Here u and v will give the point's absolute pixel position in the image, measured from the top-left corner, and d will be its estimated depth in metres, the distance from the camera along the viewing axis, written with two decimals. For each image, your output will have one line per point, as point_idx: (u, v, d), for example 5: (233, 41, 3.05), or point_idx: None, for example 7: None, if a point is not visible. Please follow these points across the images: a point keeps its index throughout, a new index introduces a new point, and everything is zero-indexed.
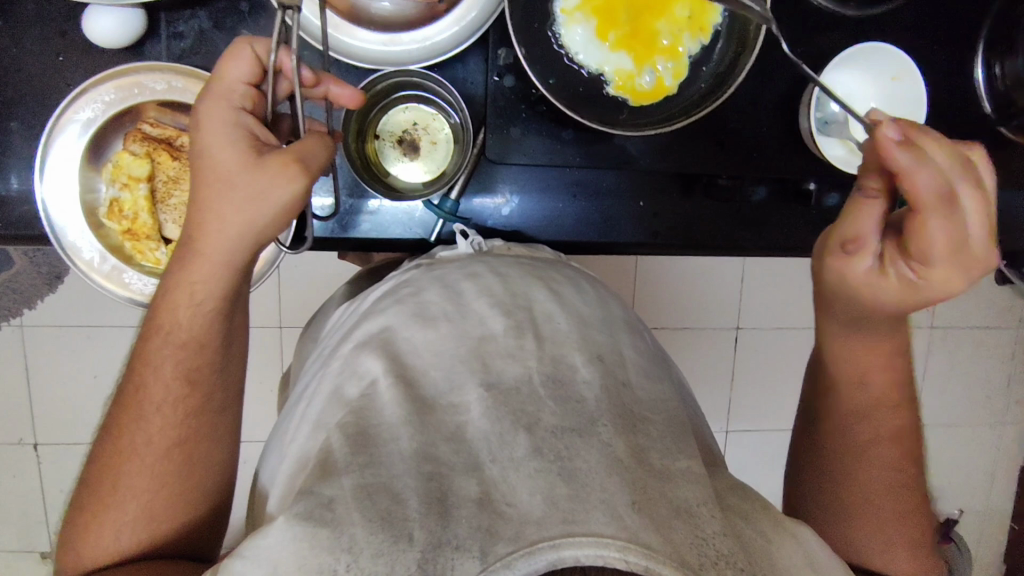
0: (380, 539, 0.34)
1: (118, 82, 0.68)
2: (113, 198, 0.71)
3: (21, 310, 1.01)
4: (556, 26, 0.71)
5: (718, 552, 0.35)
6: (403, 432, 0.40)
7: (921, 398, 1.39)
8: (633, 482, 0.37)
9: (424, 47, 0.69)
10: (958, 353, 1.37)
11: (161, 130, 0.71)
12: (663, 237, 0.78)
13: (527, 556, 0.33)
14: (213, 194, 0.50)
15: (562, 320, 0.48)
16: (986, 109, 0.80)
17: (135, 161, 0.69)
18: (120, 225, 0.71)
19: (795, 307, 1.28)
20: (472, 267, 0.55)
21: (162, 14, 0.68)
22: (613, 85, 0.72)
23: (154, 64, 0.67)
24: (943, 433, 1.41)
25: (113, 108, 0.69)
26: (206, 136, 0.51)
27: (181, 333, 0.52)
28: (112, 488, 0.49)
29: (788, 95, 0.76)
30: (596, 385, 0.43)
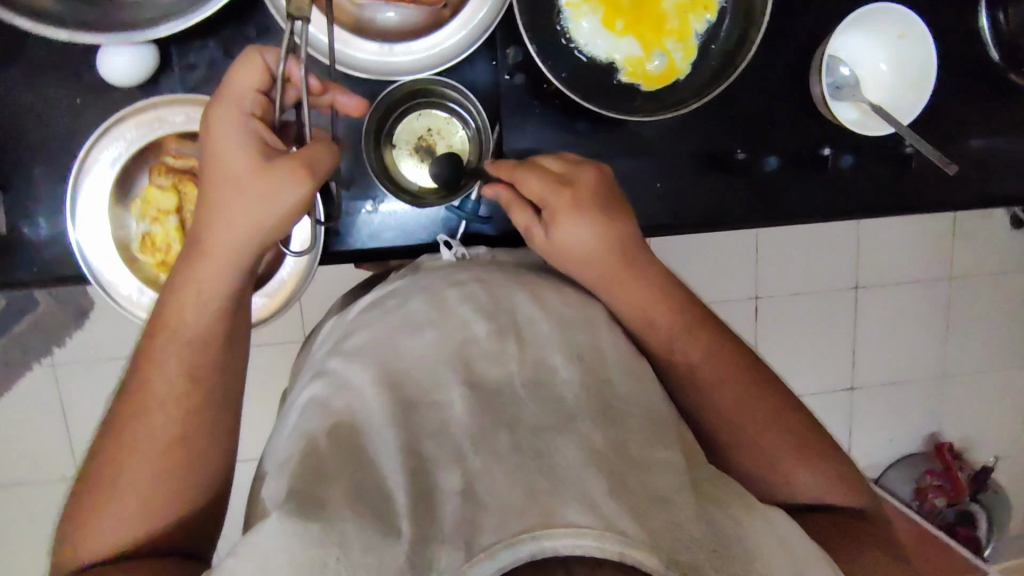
0: (369, 534, 0.38)
1: (139, 120, 0.70)
2: (144, 233, 0.73)
3: (51, 350, 1.06)
4: (564, 20, 0.72)
5: (691, 536, 0.40)
6: (389, 428, 0.44)
7: (949, 351, 1.38)
8: (609, 471, 0.42)
9: (433, 54, 0.70)
10: (979, 302, 1.36)
11: (185, 161, 0.73)
12: (683, 218, 0.77)
13: (508, 546, 0.37)
14: (226, 195, 0.56)
15: (544, 323, 0.52)
16: (995, 57, 0.80)
17: (163, 194, 0.72)
18: (154, 258, 0.73)
19: (813, 273, 1.28)
20: (456, 275, 0.58)
21: (174, 48, 0.71)
22: (624, 72, 0.73)
23: (172, 98, 0.69)
24: (972, 383, 1.41)
25: (135, 145, 0.71)
26: (219, 139, 0.57)
27: (187, 331, 0.56)
28: (111, 484, 0.52)
29: (788, 67, 0.77)
30: (576, 384, 0.48)
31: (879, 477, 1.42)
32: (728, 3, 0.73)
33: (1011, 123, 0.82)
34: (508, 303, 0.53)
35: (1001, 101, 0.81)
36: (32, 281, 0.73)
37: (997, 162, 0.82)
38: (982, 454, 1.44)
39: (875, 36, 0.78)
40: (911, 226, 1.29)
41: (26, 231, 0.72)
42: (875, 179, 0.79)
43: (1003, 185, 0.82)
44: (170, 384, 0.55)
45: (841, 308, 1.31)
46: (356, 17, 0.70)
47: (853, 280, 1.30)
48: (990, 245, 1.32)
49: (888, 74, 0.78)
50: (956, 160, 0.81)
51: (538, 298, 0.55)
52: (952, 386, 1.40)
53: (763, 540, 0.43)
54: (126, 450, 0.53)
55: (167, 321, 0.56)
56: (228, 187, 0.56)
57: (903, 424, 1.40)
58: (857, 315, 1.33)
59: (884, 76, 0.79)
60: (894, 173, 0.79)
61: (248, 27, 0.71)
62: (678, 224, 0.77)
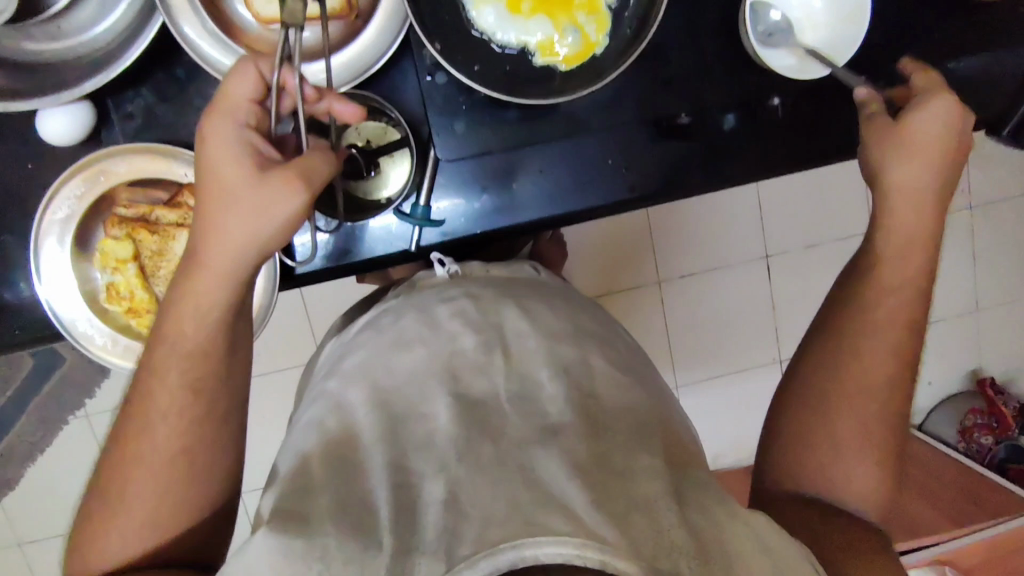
0: (350, 548, 0.36)
1: (83, 175, 0.70)
2: (109, 283, 0.75)
3: (84, 401, 1.12)
4: (467, 12, 0.70)
5: (673, 541, 0.35)
6: (376, 448, 0.42)
7: (979, 282, 1.31)
8: (593, 483, 0.38)
9: (343, 69, 0.69)
10: (1005, 227, 1.28)
11: (135, 209, 0.74)
12: (642, 190, 0.75)
13: (489, 556, 0.33)
14: (220, 208, 0.52)
15: (532, 337, 0.48)
16: None
17: (118, 244, 0.73)
18: (120, 306, 0.75)
19: (821, 221, 1.23)
20: (448, 291, 0.55)
21: (109, 100, 0.71)
22: (539, 55, 0.71)
23: (111, 149, 0.70)
24: (1010, 310, 1.34)
25: (86, 200, 0.71)
26: (210, 151, 0.53)
27: (186, 342, 0.53)
28: (119, 497, 0.51)
29: (724, 20, 0.73)
30: (563, 401, 0.44)
31: (923, 422, 1.37)
32: None
33: (993, 35, 0.76)
34: (497, 305, 0.52)
35: (968, 16, 0.76)
36: (18, 343, 0.74)
37: (978, 81, 0.77)
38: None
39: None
40: None
41: (9, 297, 0.73)
42: (838, 122, 0.75)
43: (985, 104, 0.77)
44: (167, 412, 0.53)
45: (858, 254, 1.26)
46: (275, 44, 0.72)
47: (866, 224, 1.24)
48: (1005, 165, 1.24)
49: (823, 11, 0.74)
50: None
51: (522, 307, 0.53)
52: (987, 318, 1.33)
53: (748, 547, 0.38)
54: (127, 460, 0.52)
55: (151, 356, 0.54)
56: (224, 198, 0.52)
57: (942, 363, 1.34)
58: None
59: (818, 13, 0.74)
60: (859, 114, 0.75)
61: (176, 68, 0.70)
62: (639, 200, 0.75)
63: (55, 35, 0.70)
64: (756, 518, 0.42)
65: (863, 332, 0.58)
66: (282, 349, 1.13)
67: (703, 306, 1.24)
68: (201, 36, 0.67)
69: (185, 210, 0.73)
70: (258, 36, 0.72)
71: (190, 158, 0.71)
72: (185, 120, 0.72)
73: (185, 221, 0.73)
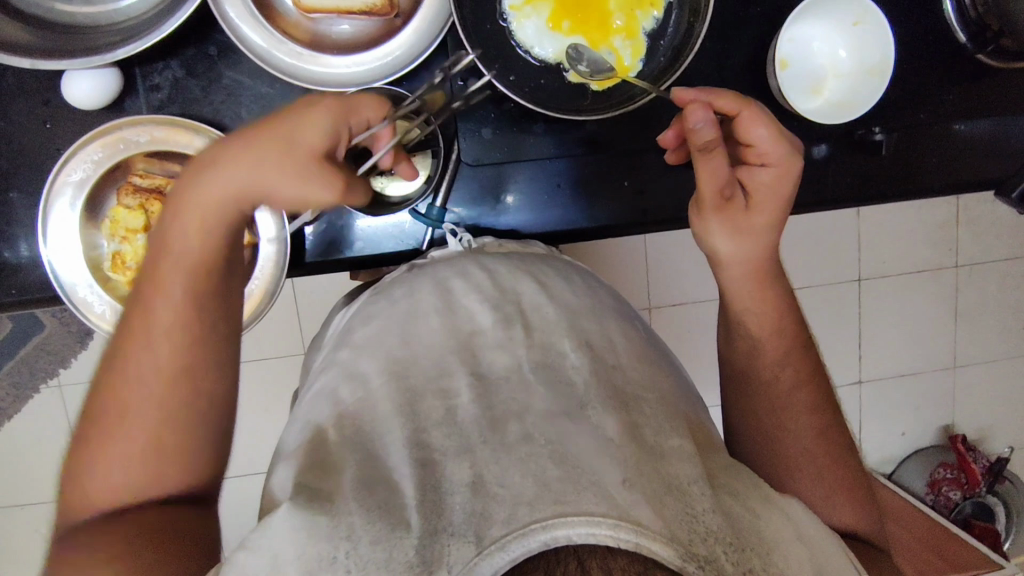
0: (378, 529, 0.38)
1: (103, 141, 0.70)
2: (115, 252, 0.74)
3: (58, 369, 1.10)
4: (509, 21, 0.71)
5: (707, 528, 0.37)
6: (399, 423, 0.44)
7: (958, 340, 1.35)
8: (624, 464, 0.40)
9: (385, 63, 0.71)
10: (988, 288, 1.32)
11: (151, 180, 0.74)
12: (653, 216, 0.76)
13: (521, 537, 0.35)
14: (272, 150, 0.53)
15: (550, 307, 0.52)
16: (962, 38, 0.77)
17: (130, 214, 0.73)
18: (125, 276, 0.74)
19: (813, 265, 1.25)
20: (461, 264, 0.57)
21: (136, 69, 0.71)
22: (574, 72, 0.72)
23: (134, 119, 0.70)
24: (987, 369, 1.37)
25: (103, 166, 0.71)
26: (303, 110, 0.55)
27: (187, 256, 0.55)
28: (118, 419, 0.53)
29: (751, 59, 0.76)
30: (585, 368, 0.47)
31: (891, 472, 1.39)
32: None
33: (1000, 97, 0.80)
34: (515, 292, 0.53)
35: (978, 82, 0.79)
36: (14, 303, 0.72)
37: (982, 144, 0.80)
38: (999, 446, 1.40)
39: (831, 24, 0.76)
40: (914, 214, 1.25)
41: (8, 255, 0.72)
42: (846, 174, 0.78)
43: (985, 167, 0.80)
44: (168, 330, 0.54)
45: (845, 301, 1.28)
46: (311, 32, 0.73)
47: (856, 273, 1.27)
48: (993, 230, 1.28)
49: (847, 61, 0.76)
50: (943, 141, 0.79)
51: (545, 289, 0.54)
52: (966, 374, 1.37)
53: (782, 535, 0.40)
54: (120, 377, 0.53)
55: (152, 269, 0.56)
56: (284, 156, 0.54)
57: (916, 415, 1.37)
58: (863, 307, 1.29)
59: (843, 62, 0.76)
60: (864, 166, 0.78)
61: (209, 45, 0.71)
62: (650, 223, 0.77)
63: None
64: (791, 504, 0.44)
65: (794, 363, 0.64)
66: (268, 339, 1.12)
67: (693, 336, 1.25)
68: (241, 16, 0.68)
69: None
70: (296, 21, 0.73)
71: (212, 135, 0.70)
72: (210, 97, 0.72)
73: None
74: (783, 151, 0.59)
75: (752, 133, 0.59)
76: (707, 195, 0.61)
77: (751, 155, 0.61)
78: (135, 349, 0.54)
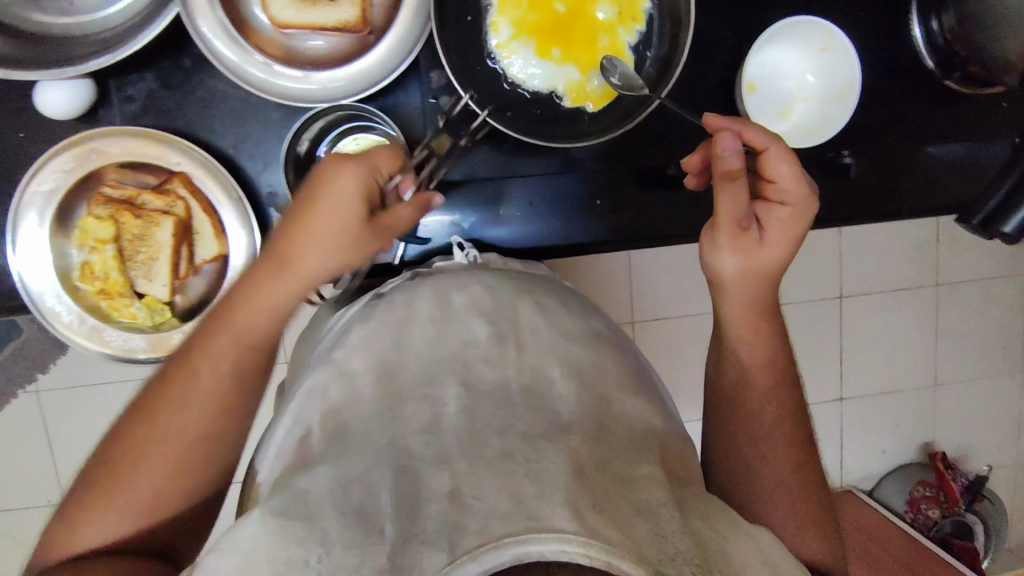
0: (352, 535, 0.38)
1: (76, 150, 0.69)
2: (84, 262, 0.74)
3: (31, 378, 1.08)
4: (496, 60, 0.72)
5: (678, 551, 0.36)
6: (382, 432, 0.44)
7: (937, 359, 1.35)
8: (595, 490, 0.39)
9: (358, 80, 0.70)
10: (968, 307, 1.34)
11: (121, 190, 0.73)
12: (624, 234, 0.77)
13: (493, 550, 0.34)
14: (330, 231, 0.56)
15: (548, 331, 0.53)
16: (930, 65, 0.79)
17: (101, 224, 0.72)
18: (94, 286, 0.74)
19: (797, 283, 1.26)
20: (466, 281, 0.59)
21: (110, 80, 0.70)
22: (569, 99, 0.73)
23: (108, 129, 0.69)
24: (966, 388, 1.38)
25: (74, 175, 0.70)
26: (346, 191, 0.56)
27: (248, 331, 0.58)
28: (128, 472, 0.53)
29: (730, 83, 0.78)
30: (572, 399, 0.47)
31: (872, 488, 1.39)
32: (654, 11, 0.72)
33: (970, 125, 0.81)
34: (512, 314, 0.54)
35: (947, 107, 0.80)
36: None
37: (951, 167, 0.81)
38: (977, 464, 1.41)
39: (799, 50, 0.76)
40: (896, 233, 1.27)
41: None
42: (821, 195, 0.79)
43: (954, 190, 0.82)
44: (209, 397, 0.56)
45: (827, 318, 1.28)
46: (284, 48, 0.73)
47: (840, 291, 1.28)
48: (971, 251, 1.30)
49: (815, 85, 0.77)
50: (914, 163, 0.81)
51: (542, 312, 0.56)
52: (946, 393, 1.38)
53: (752, 556, 0.40)
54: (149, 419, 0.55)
55: (205, 335, 0.58)
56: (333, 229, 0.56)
57: (896, 434, 1.37)
58: (844, 325, 1.30)
59: (812, 87, 0.77)
60: (835, 187, 0.79)
61: (184, 57, 0.70)
62: (622, 241, 0.77)
63: (67, 11, 0.72)
64: (761, 533, 0.43)
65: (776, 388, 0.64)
66: None
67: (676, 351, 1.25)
68: (214, 32, 0.68)
69: (173, 198, 0.73)
70: (271, 38, 0.73)
71: (186, 148, 0.71)
72: (184, 110, 0.71)
73: (172, 209, 0.73)
74: (803, 192, 0.60)
75: (777, 169, 0.59)
76: (724, 222, 0.60)
77: (772, 190, 0.61)
78: (169, 405, 0.55)
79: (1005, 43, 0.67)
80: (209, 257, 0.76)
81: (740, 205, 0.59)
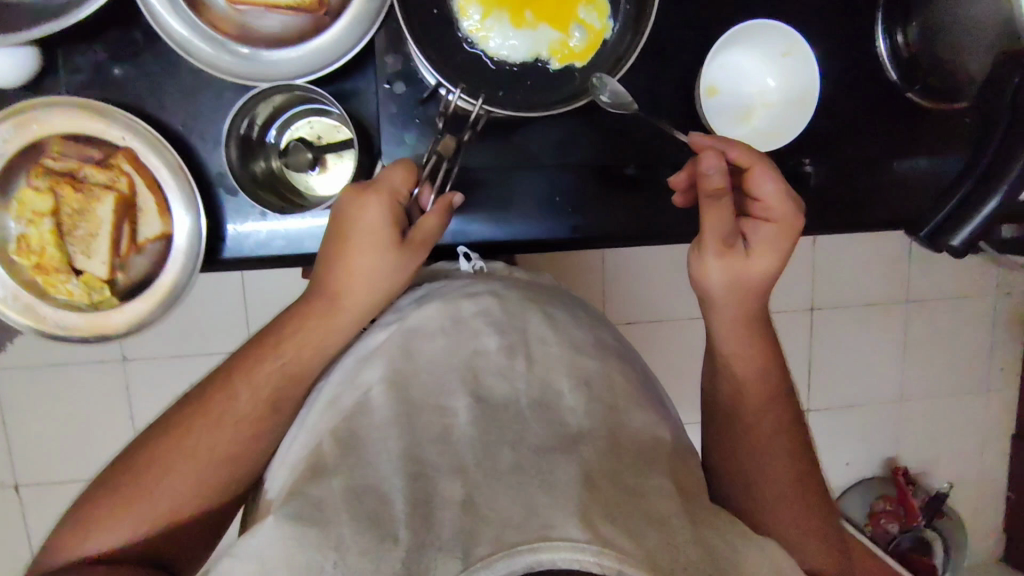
0: (367, 539, 0.37)
1: (15, 119, 0.68)
2: (21, 235, 0.71)
3: None
4: (473, 43, 0.73)
5: (688, 558, 0.37)
6: (392, 434, 0.43)
7: (902, 376, 1.39)
8: (608, 497, 0.39)
9: (310, 62, 0.69)
10: (939, 327, 1.37)
11: (62, 162, 0.71)
12: (640, 231, 0.78)
13: (506, 559, 0.35)
14: (363, 255, 0.61)
15: (554, 344, 0.52)
16: (893, 78, 0.80)
17: (38, 196, 0.70)
18: (30, 261, 0.72)
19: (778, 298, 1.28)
20: (474, 286, 0.57)
21: (59, 50, 0.69)
22: (555, 60, 0.73)
23: (50, 99, 0.67)
24: (935, 406, 1.42)
25: (13, 145, 0.68)
26: (371, 214, 0.61)
27: (291, 363, 0.61)
28: (158, 477, 0.56)
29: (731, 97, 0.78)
30: (581, 411, 0.46)
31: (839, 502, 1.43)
32: None
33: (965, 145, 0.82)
34: (520, 316, 0.54)
35: (911, 122, 0.82)
36: None
37: (916, 182, 0.83)
38: (937, 479, 1.46)
39: (762, 53, 0.77)
40: (873, 253, 1.29)
41: None
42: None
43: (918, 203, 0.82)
44: (244, 419, 0.59)
45: (798, 331, 1.31)
46: (240, 26, 0.71)
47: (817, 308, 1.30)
48: (940, 268, 1.33)
49: (776, 90, 0.78)
50: (879, 176, 0.82)
51: (550, 321, 0.55)
52: (914, 410, 1.41)
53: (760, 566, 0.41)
54: (186, 435, 0.58)
55: (248, 356, 0.61)
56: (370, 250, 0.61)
57: (860, 448, 1.41)
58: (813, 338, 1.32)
59: (772, 92, 0.78)
60: (827, 200, 0.81)
61: (135, 31, 0.70)
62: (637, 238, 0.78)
63: None
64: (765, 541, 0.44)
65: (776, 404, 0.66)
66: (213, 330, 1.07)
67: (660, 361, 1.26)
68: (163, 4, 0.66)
69: (116, 172, 0.70)
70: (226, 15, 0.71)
71: (129, 121, 0.69)
72: (138, 88, 0.71)
73: (115, 184, 0.70)
74: (787, 207, 0.62)
75: (761, 187, 0.63)
76: (710, 240, 0.62)
77: (757, 208, 0.64)
78: (206, 422, 0.58)
79: (969, 59, 0.71)
80: (152, 237, 0.72)
81: (725, 222, 0.61)
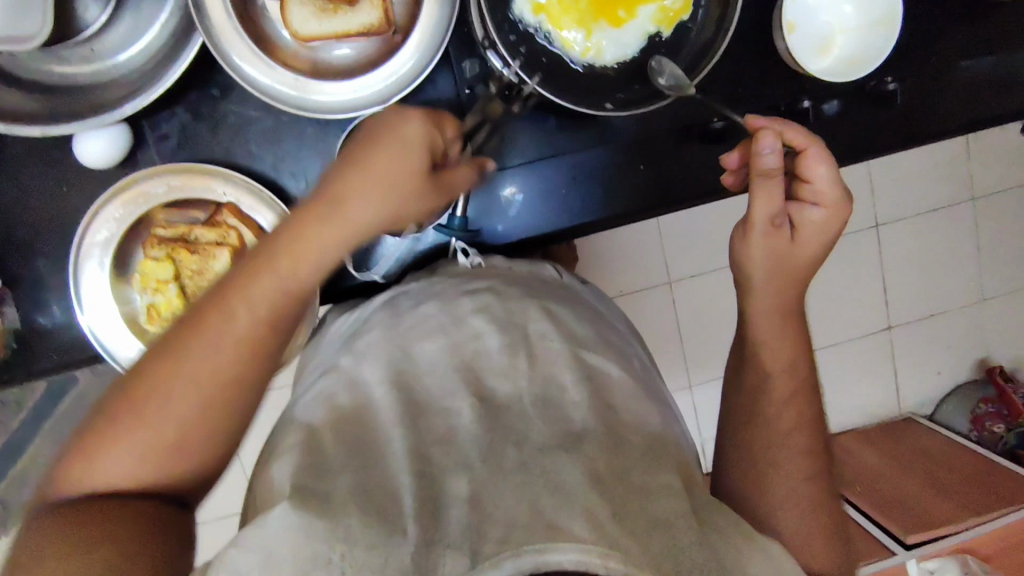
0: (374, 531, 0.40)
1: (123, 198, 0.76)
2: (149, 305, 0.80)
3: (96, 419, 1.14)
4: (594, 58, 0.77)
5: (691, 559, 0.39)
6: (397, 434, 0.47)
7: (981, 277, 1.32)
8: (611, 497, 0.41)
9: (390, 82, 0.74)
10: (1008, 218, 1.29)
11: (174, 229, 0.80)
12: (637, 206, 0.79)
13: (513, 558, 0.36)
14: (380, 186, 0.54)
15: (557, 340, 0.54)
16: None
17: (158, 265, 0.79)
18: (160, 327, 0.80)
19: None
20: (471, 284, 0.61)
21: (144, 122, 0.76)
22: (666, 27, 0.76)
23: (151, 171, 0.75)
24: (1012, 303, 1.34)
25: (125, 223, 0.77)
26: (407, 151, 0.55)
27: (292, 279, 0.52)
28: (152, 415, 0.48)
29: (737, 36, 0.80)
30: (584, 407, 0.48)
31: (933, 413, 1.37)
32: None
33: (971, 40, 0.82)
34: (517, 321, 0.55)
35: (981, 20, 0.82)
36: (54, 365, 0.77)
37: (982, 84, 0.82)
38: None
39: None
40: (929, 151, 1.22)
41: (43, 320, 0.77)
42: (840, 136, 0.81)
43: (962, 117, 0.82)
44: (241, 340, 0.51)
45: (863, 248, 1.26)
46: (312, 60, 0.77)
47: (873, 219, 1.25)
48: (1008, 159, 1.26)
49: (853, 15, 0.80)
50: (943, 79, 0.82)
51: (548, 316, 0.57)
52: (993, 308, 1.34)
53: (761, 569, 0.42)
54: (176, 367, 0.49)
55: (247, 273, 0.52)
56: (397, 176, 0.54)
57: (948, 354, 1.35)
58: (858, 279, 1.28)
59: (851, 16, 0.81)
60: (878, 115, 0.81)
61: (212, 87, 0.75)
62: (637, 215, 0.80)
63: (88, 57, 0.77)
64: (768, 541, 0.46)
65: (795, 390, 0.63)
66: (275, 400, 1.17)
67: (714, 307, 1.25)
68: (243, 56, 0.72)
69: (224, 228, 0.79)
70: (297, 52, 0.77)
71: (232, 178, 0.76)
72: (170, 113, 0.76)
73: (226, 238, 0.79)
74: (838, 195, 0.60)
75: (813, 171, 0.60)
76: (758, 220, 0.61)
77: (807, 193, 0.62)
78: (197, 339, 0.50)
79: None
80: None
81: (775, 203, 0.60)
